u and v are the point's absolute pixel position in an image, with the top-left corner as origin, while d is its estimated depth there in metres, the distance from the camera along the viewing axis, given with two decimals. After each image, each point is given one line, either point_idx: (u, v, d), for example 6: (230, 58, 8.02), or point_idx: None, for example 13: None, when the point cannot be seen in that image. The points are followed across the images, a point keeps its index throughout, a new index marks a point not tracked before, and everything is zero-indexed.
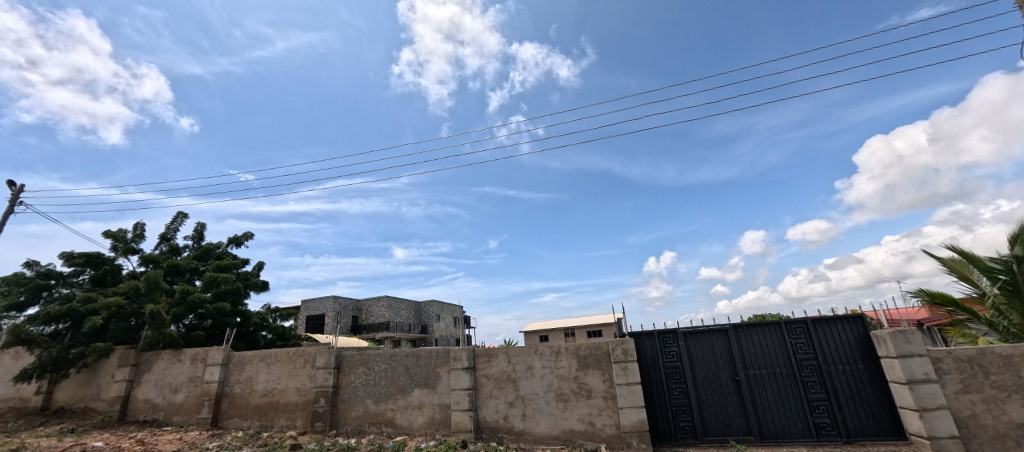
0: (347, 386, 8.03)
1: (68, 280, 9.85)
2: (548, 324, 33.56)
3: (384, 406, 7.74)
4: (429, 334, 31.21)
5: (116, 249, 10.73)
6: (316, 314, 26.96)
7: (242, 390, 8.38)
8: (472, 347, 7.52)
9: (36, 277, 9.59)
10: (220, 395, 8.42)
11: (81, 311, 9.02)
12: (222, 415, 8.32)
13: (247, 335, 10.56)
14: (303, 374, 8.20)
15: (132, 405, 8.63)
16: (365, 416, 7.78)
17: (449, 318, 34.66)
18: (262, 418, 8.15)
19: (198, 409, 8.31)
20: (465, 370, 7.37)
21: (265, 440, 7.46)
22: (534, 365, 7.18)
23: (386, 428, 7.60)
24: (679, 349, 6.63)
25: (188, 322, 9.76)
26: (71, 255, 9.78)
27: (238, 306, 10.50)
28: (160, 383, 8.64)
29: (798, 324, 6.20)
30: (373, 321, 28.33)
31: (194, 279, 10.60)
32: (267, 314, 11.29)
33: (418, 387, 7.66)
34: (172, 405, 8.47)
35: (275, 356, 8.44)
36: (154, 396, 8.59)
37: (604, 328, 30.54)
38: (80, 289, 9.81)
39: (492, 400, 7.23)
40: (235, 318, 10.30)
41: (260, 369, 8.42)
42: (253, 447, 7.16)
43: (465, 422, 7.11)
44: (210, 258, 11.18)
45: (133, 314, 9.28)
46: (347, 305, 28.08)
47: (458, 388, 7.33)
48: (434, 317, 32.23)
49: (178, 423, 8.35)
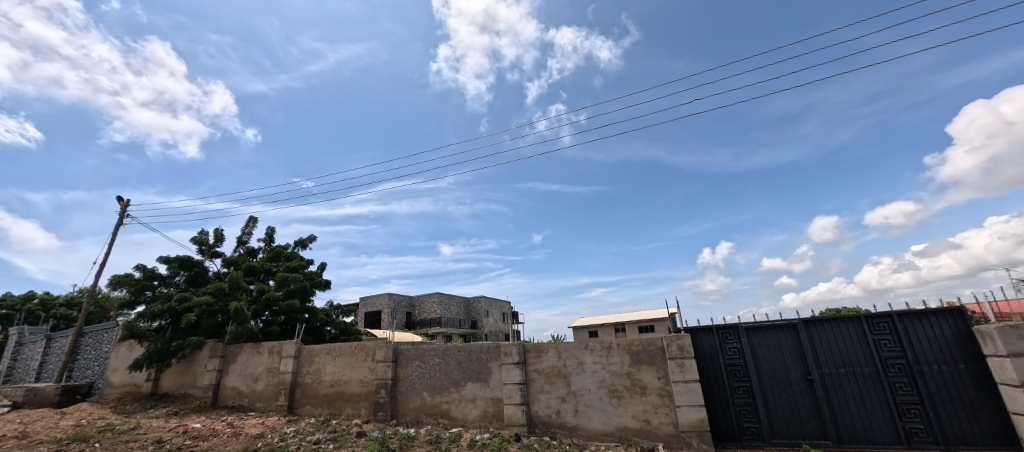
0: (405, 378, 8.42)
1: (166, 281, 11.21)
2: (598, 319, 32.94)
3: (440, 399, 8.02)
4: (479, 330, 31.92)
5: (203, 253, 12.04)
6: (373, 310, 28.55)
7: (312, 380, 9.08)
8: (521, 342, 7.57)
9: (142, 279, 11.01)
10: (294, 384, 9.18)
11: (178, 309, 10.25)
12: (296, 402, 9.08)
13: (314, 329, 11.42)
14: (364, 367, 8.73)
15: (222, 392, 9.67)
16: (422, 407, 8.12)
17: (498, 313, 35.18)
18: (330, 407, 8.78)
19: (276, 397, 9.14)
20: (516, 364, 7.45)
21: (334, 427, 8.03)
22: (585, 361, 7.08)
23: (443, 420, 7.88)
24: (741, 346, 6.21)
25: (264, 318, 10.74)
26: (168, 259, 11.10)
27: (306, 303, 11.38)
28: (244, 373, 9.59)
29: (882, 319, 5.56)
30: (426, 317, 29.47)
31: (268, 279, 11.63)
32: (331, 310, 12.12)
33: (471, 381, 7.86)
34: (254, 393, 9.38)
35: (340, 350, 9.05)
36: (239, 384, 9.56)
37: (657, 323, 29.37)
38: (176, 289, 11.14)
39: (543, 395, 7.24)
40: (303, 314, 11.19)
41: (327, 361, 9.07)
42: (323, 433, 7.74)
43: (517, 416, 7.19)
44: (281, 259, 12.19)
45: (219, 311, 10.39)
46: (402, 301, 29.40)
47: (509, 382, 7.42)
48: (483, 312, 32.85)
49: (260, 409, 9.23)
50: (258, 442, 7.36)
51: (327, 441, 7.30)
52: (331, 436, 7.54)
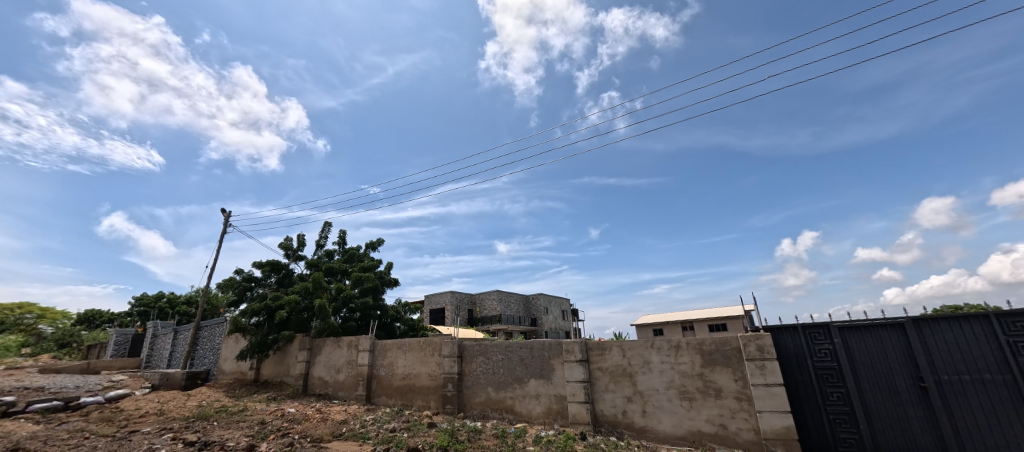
0: (470, 373, 8.69)
1: (261, 282, 12.65)
2: (663, 316, 31.46)
3: (504, 394, 8.17)
4: (539, 327, 32.08)
5: (289, 257, 13.43)
6: (437, 307, 29.90)
7: (386, 373, 9.72)
8: (584, 340, 7.46)
9: (242, 280, 12.56)
10: (370, 376, 9.90)
11: (272, 307, 11.53)
12: (373, 393, 9.79)
13: (386, 325, 12.25)
14: (432, 362, 9.17)
15: (310, 381, 10.72)
16: (487, 402, 8.33)
17: (557, 311, 35.03)
18: (403, 398, 9.35)
19: (356, 387, 9.93)
20: (578, 362, 7.36)
21: (407, 417, 8.53)
22: (652, 360, 6.78)
23: (508, 414, 8.02)
24: (833, 347, 5.55)
25: (343, 315, 11.72)
26: (262, 262, 12.53)
27: (377, 300, 12.23)
28: (328, 364, 10.55)
29: (1020, 317, 4.64)
30: (487, 314, 30.21)
31: (344, 278, 12.67)
32: (400, 307, 12.91)
33: (534, 377, 7.90)
34: (337, 383, 10.28)
35: (409, 345, 9.60)
36: (324, 374, 10.53)
37: (730, 321, 27.35)
38: (269, 289, 12.55)
39: (609, 394, 7.05)
40: (376, 311, 12.04)
41: (399, 355, 9.66)
42: (398, 422, 8.27)
43: (582, 414, 7.11)
44: (354, 261, 13.21)
45: (305, 308, 11.54)
46: (464, 299, 30.44)
47: (573, 380, 7.35)
48: (542, 309, 32.96)
49: (342, 397, 10.09)
50: (342, 428, 8.06)
51: (401, 430, 7.79)
52: (405, 425, 8.03)
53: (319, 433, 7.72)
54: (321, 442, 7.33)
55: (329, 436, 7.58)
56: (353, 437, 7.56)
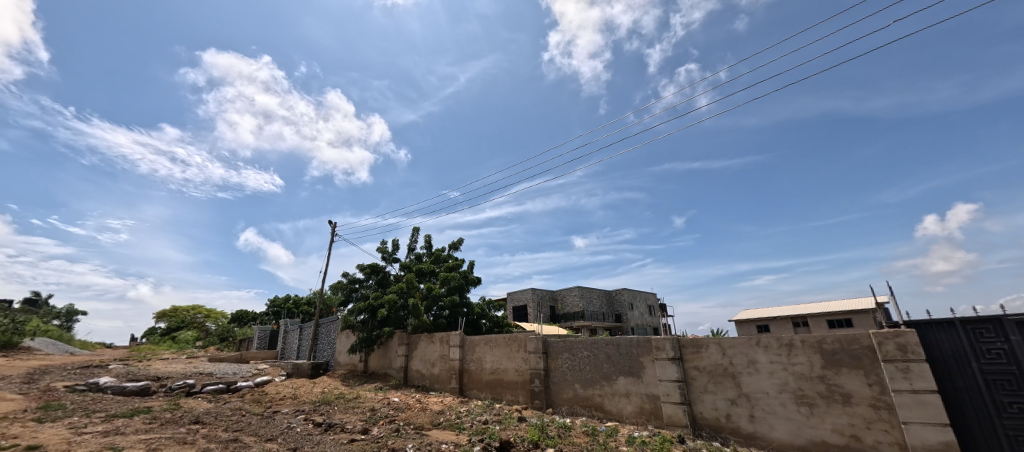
0: (556, 369, 8.69)
1: (364, 283, 14.16)
2: (769, 311, 28.10)
3: (592, 391, 8.01)
4: (624, 323, 30.94)
5: (385, 260, 14.82)
6: (519, 304, 30.52)
7: (476, 367, 10.19)
8: (675, 336, 6.98)
9: (348, 283, 14.18)
10: (462, 370, 10.46)
11: (373, 306, 12.84)
12: (465, 386, 10.33)
13: (473, 322, 12.86)
14: (518, 357, 9.37)
15: (410, 373, 11.70)
16: (576, 398, 8.25)
17: (643, 306, 33.42)
18: (493, 391, 9.70)
19: (449, 380, 10.58)
20: (671, 360, 6.90)
21: (498, 410, 8.85)
22: (759, 360, 6.07)
23: (597, 412, 7.84)
24: (1009, 348, 4.38)
25: (434, 312, 12.57)
26: (363, 266, 14.01)
27: (463, 298, 12.89)
28: (424, 358, 11.41)
29: None
30: (569, 310, 30.01)
31: (433, 278, 13.60)
32: (485, 305, 13.44)
33: (623, 375, 7.61)
34: (432, 375, 11.07)
35: (496, 341, 9.94)
36: (421, 367, 11.41)
37: (855, 316, 23.43)
38: (370, 289, 13.98)
39: (709, 395, 6.49)
40: (463, 308, 12.70)
41: (486, 351, 10.05)
42: (490, 415, 8.61)
43: (679, 416, 6.66)
44: (440, 261, 14.09)
45: (401, 307, 12.64)
46: (545, 295, 30.64)
47: (666, 379, 6.92)
48: (626, 305, 31.73)
49: (438, 389, 10.83)
50: (440, 418, 8.64)
51: (494, 422, 8.09)
52: (497, 418, 8.34)
53: (420, 422, 8.39)
54: (423, 429, 7.94)
55: (429, 425, 8.18)
56: (450, 427, 8.06)
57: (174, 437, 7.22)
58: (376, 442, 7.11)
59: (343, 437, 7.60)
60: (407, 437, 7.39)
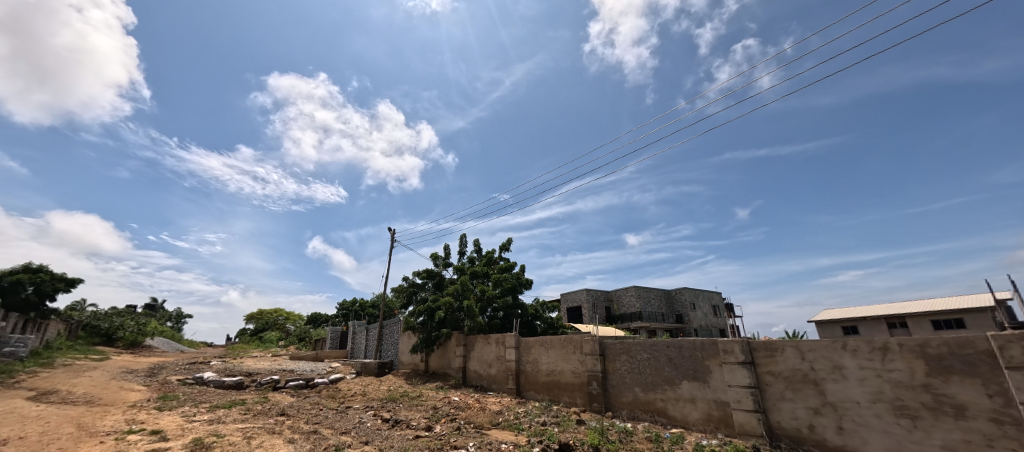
0: (615, 372, 8.45)
1: (421, 287, 14.79)
2: (856, 310, 25.14)
3: (654, 395, 7.69)
4: (686, 324, 29.35)
5: (440, 264, 15.39)
6: (573, 305, 30.12)
7: (532, 368, 10.22)
8: (745, 339, 6.50)
9: (408, 287, 14.92)
10: (518, 371, 10.56)
11: (431, 308, 13.38)
12: (522, 387, 10.40)
13: (527, 323, 12.94)
14: (574, 359, 9.26)
15: (468, 373, 12.02)
16: (636, 402, 7.96)
17: (707, 306, 31.45)
18: (550, 393, 9.67)
19: (507, 381, 10.72)
20: (741, 364, 6.43)
21: (556, 412, 8.80)
22: (846, 366, 5.46)
23: (660, 418, 7.51)
24: None
25: (489, 314, 12.81)
26: (420, 270, 14.66)
27: (517, 300, 13.00)
28: (481, 359, 11.67)
29: None
30: (626, 311, 29.05)
31: (485, 280, 13.86)
32: (538, 306, 13.44)
33: (687, 379, 7.23)
34: (490, 376, 11.28)
35: (551, 342, 9.91)
36: (479, 368, 11.68)
37: (968, 316, 20.24)
38: (428, 292, 14.59)
39: (787, 403, 5.95)
40: (516, 310, 12.82)
41: (542, 352, 10.06)
42: (548, 416, 8.59)
43: (752, 424, 6.18)
44: (492, 264, 14.32)
45: (458, 309, 13.04)
46: (599, 296, 30.02)
47: (736, 384, 6.46)
48: (688, 305, 30.08)
49: (495, 389, 11.01)
50: (499, 418, 8.78)
51: (552, 424, 8.06)
52: (555, 420, 8.30)
53: (480, 421, 8.58)
54: (483, 428, 8.12)
55: (488, 425, 8.35)
56: (509, 427, 8.16)
57: (264, 427, 8.06)
58: (439, 440, 7.37)
59: (409, 433, 8.00)
60: (468, 436, 7.60)
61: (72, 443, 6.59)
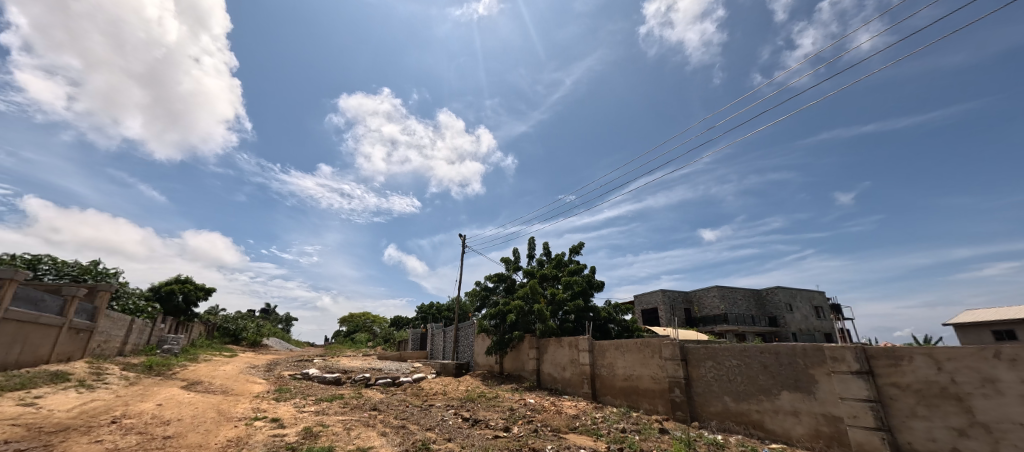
0: (700, 379, 7.88)
1: (493, 290, 15.19)
2: (1013, 312, 20.50)
3: (748, 406, 7.02)
4: (781, 328, 26.37)
5: (510, 268, 15.70)
6: (648, 307, 28.68)
7: (607, 372, 9.95)
8: (859, 345, 5.66)
9: (480, 290, 15.41)
10: (593, 376, 10.33)
11: (503, 310, 13.69)
12: (598, 392, 10.15)
13: (600, 326, 12.64)
14: (653, 364, 8.82)
15: (542, 376, 12.07)
16: (726, 413, 7.33)
17: (807, 307, 27.93)
18: (628, 399, 9.30)
19: (582, 385, 10.54)
20: (856, 374, 5.59)
21: (636, 419, 8.43)
22: (1001, 379, 4.49)
23: (756, 431, 6.82)
24: None
25: (560, 317, 12.74)
26: (492, 275, 15.08)
27: (588, 303, 12.73)
28: (555, 362, 11.64)
29: None
30: (708, 313, 26.96)
31: (556, 283, 13.80)
32: (611, 309, 13.02)
33: (787, 389, 6.49)
34: (564, 379, 11.18)
35: (627, 346, 9.56)
36: (553, 371, 11.66)
37: None
38: (500, 295, 14.94)
39: (919, 422, 5.04)
40: (589, 313, 12.56)
41: (617, 356, 9.75)
42: (628, 424, 8.26)
43: (874, 445, 5.33)
44: (562, 266, 14.22)
45: (529, 312, 13.16)
46: (677, 297, 28.28)
47: (850, 397, 5.63)
48: (783, 306, 27.00)
49: (571, 393, 10.88)
50: (576, 422, 8.67)
51: (632, 431, 7.75)
52: (636, 428, 7.95)
53: (556, 424, 8.55)
54: (560, 432, 8.07)
55: (565, 429, 8.27)
56: (587, 432, 8.01)
57: (360, 420, 8.87)
58: (518, 441, 7.49)
59: (488, 432, 8.25)
60: (546, 439, 7.60)
61: (215, 426, 7.86)
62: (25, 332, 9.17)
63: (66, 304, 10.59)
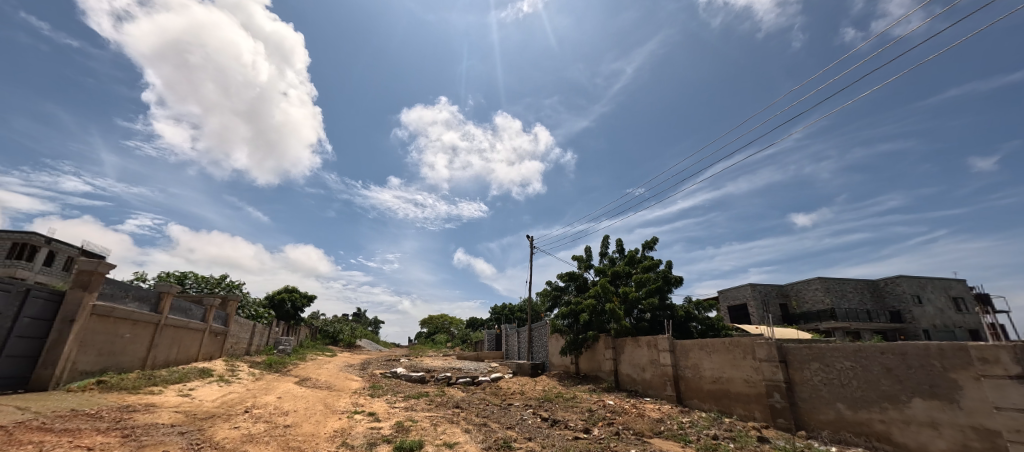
0: (804, 383, 7.03)
1: (564, 290, 15.11)
2: None
3: (869, 415, 6.06)
4: (908, 324, 22.45)
5: (581, 267, 15.49)
6: (736, 303, 26.32)
7: (692, 375, 9.32)
8: (1017, 344, 4.62)
9: (551, 290, 15.40)
10: (677, 377, 9.74)
11: (575, 310, 13.55)
12: (683, 394, 9.54)
13: (681, 325, 11.91)
14: (746, 365, 8.08)
15: (621, 377, 11.68)
16: (841, 422, 6.42)
17: (942, 299, 23.42)
18: (718, 403, 8.61)
19: (664, 387, 9.99)
20: (1017, 379, 4.56)
21: (729, 425, 7.77)
22: None
23: (881, 444, 5.86)
24: None
25: (635, 315, 12.24)
26: (562, 274, 15.00)
27: (665, 300, 12.06)
28: (633, 363, 11.21)
29: None
30: (810, 308, 23.94)
31: (630, 281, 13.28)
32: (691, 306, 12.20)
33: (920, 396, 5.51)
34: (645, 381, 10.71)
35: (713, 345, 8.89)
36: (632, 372, 11.23)
37: None
38: (571, 295, 14.82)
39: None
40: (667, 311, 11.90)
41: (703, 357, 9.10)
42: (720, 430, 7.65)
43: None
44: (635, 263, 13.65)
45: (602, 311, 12.84)
46: (770, 291, 25.55)
47: (1010, 407, 4.61)
48: (908, 298, 22.97)
49: (653, 395, 10.38)
50: (661, 426, 8.26)
51: (726, 439, 7.16)
52: (729, 435, 7.34)
53: (639, 428, 8.22)
54: (644, 436, 7.74)
55: (650, 433, 7.92)
56: (674, 437, 7.59)
57: (445, 417, 9.38)
58: (599, 443, 7.35)
59: (568, 433, 8.19)
60: (629, 442, 7.35)
61: (324, 418, 8.88)
62: (180, 336, 11.23)
63: (206, 312, 12.75)
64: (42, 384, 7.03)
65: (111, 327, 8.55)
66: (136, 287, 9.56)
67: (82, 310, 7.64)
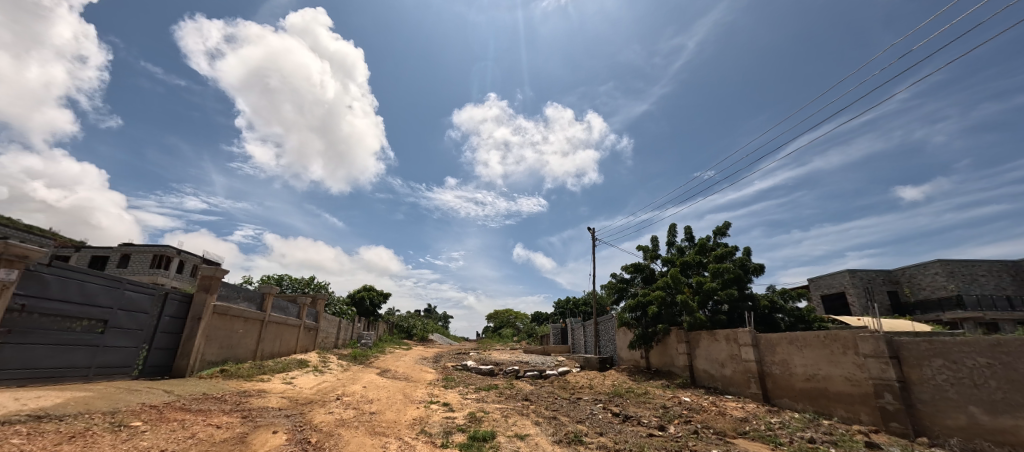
0: (924, 383, 6.06)
1: (630, 282, 14.62)
2: None
3: (1015, 422, 5.06)
4: None
5: (647, 257, 14.86)
6: (831, 292, 23.47)
7: (781, 371, 8.51)
8: None
9: (616, 283, 14.97)
10: (763, 374, 8.95)
11: (643, 302, 13.05)
12: (771, 393, 8.75)
13: (765, 317, 10.95)
14: (846, 362, 7.20)
15: (697, 374, 11.02)
16: (976, 429, 5.44)
17: None
18: (815, 404, 7.76)
19: (748, 384, 9.24)
20: None
21: (829, 428, 6.97)
22: None
23: None
24: None
25: (710, 307, 11.47)
26: (627, 266, 14.52)
27: (745, 291, 11.14)
28: (711, 358, 10.52)
29: None
30: (928, 296, 20.57)
31: (702, 270, 12.48)
32: (776, 296, 11.15)
33: None
34: (725, 377, 10.00)
35: (804, 339, 8.05)
36: (709, 367, 10.55)
37: None
38: (638, 287, 14.30)
39: None
40: (747, 302, 10.99)
41: (793, 352, 8.28)
42: (817, 433, 6.90)
43: None
44: (708, 251, 12.78)
45: (673, 303, 12.22)
46: (874, 278, 22.39)
47: None
48: None
49: (735, 393, 9.65)
50: (746, 426, 7.66)
51: (825, 443, 6.44)
52: (830, 439, 6.58)
53: (720, 427, 7.71)
54: (726, 436, 7.26)
55: (733, 433, 7.39)
56: (762, 438, 7.01)
57: (515, 409, 9.60)
58: (676, 441, 7.03)
59: (641, 430, 7.94)
60: (710, 442, 6.93)
61: (404, 406, 9.57)
62: (281, 331, 12.76)
63: (300, 310, 14.34)
64: (181, 371, 8.42)
65: (229, 324, 9.98)
66: (245, 289, 11.04)
67: (206, 309, 9.02)
